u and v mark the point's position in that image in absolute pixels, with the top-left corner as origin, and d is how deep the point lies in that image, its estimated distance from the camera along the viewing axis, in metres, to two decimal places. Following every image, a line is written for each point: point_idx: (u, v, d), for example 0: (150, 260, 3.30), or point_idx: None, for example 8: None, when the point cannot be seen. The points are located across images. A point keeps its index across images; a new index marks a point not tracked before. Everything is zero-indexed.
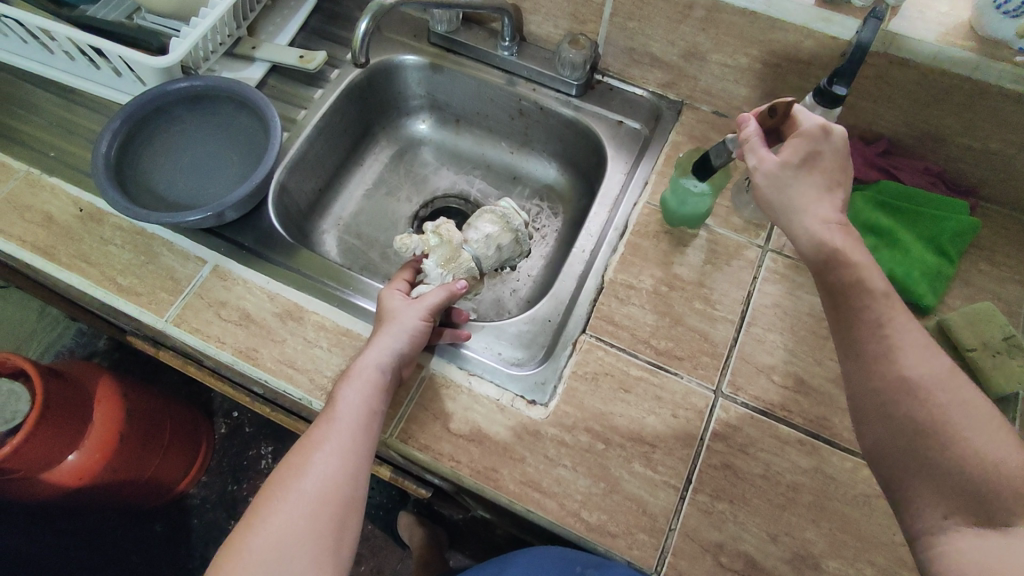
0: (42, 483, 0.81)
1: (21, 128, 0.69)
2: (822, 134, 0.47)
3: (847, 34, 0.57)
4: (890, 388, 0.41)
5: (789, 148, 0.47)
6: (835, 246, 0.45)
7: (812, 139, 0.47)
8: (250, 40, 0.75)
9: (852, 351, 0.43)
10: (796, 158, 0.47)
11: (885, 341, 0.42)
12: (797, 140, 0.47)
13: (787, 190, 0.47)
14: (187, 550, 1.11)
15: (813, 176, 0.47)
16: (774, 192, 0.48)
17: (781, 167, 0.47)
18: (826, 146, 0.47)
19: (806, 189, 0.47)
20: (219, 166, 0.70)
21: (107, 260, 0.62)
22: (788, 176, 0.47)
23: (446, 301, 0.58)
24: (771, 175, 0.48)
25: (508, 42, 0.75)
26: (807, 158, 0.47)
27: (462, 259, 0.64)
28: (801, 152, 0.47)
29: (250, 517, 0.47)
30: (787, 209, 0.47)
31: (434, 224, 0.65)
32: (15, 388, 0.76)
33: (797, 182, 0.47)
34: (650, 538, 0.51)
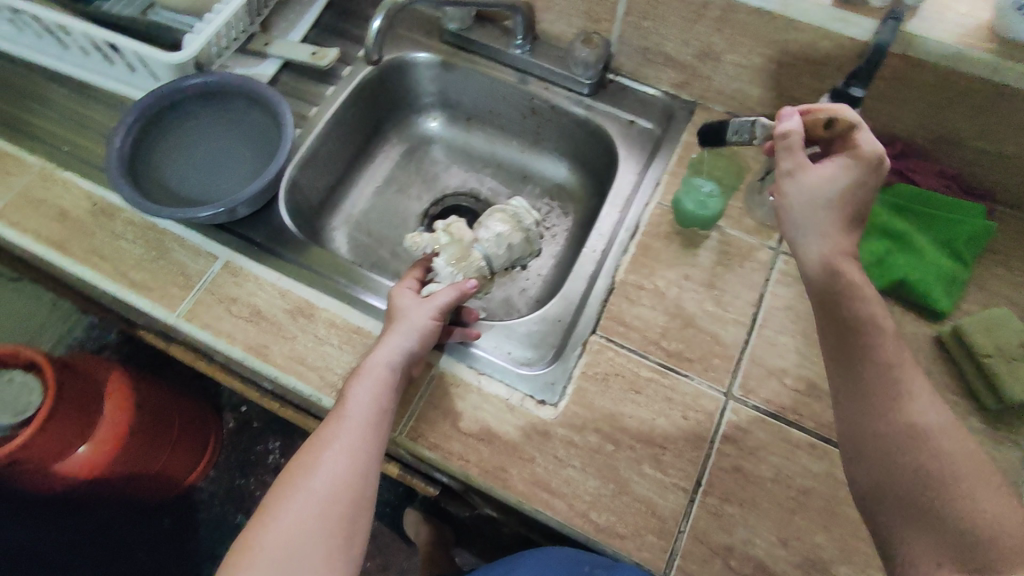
0: (53, 475, 0.81)
1: (36, 123, 0.70)
2: (873, 167, 0.47)
3: (865, 36, 0.56)
4: (900, 433, 0.40)
5: (842, 169, 0.47)
6: (850, 278, 0.46)
7: (862, 171, 0.47)
8: (263, 37, 0.75)
9: (856, 391, 0.43)
10: (842, 180, 0.47)
11: (893, 383, 0.42)
12: (852, 166, 0.47)
13: (818, 215, 0.47)
14: (195, 543, 1.13)
15: (845, 209, 0.47)
16: (802, 200, 0.47)
17: (826, 186, 0.47)
18: (868, 180, 0.47)
19: (835, 221, 0.47)
20: (231, 162, 0.70)
21: (120, 254, 0.62)
22: (825, 198, 0.47)
23: (454, 302, 0.58)
24: (811, 189, 0.47)
25: (520, 41, 0.74)
26: (851, 179, 0.47)
27: (472, 258, 0.65)
28: (851, 177, 0.47)
29: (261, 515, 0.47)
30: (805, 237, 0.48)
31: (446, 223, 0.66)
32: (28, 379, 0.77)
33: (828, 209, 0.47)
34: (659, 540, 0.51)
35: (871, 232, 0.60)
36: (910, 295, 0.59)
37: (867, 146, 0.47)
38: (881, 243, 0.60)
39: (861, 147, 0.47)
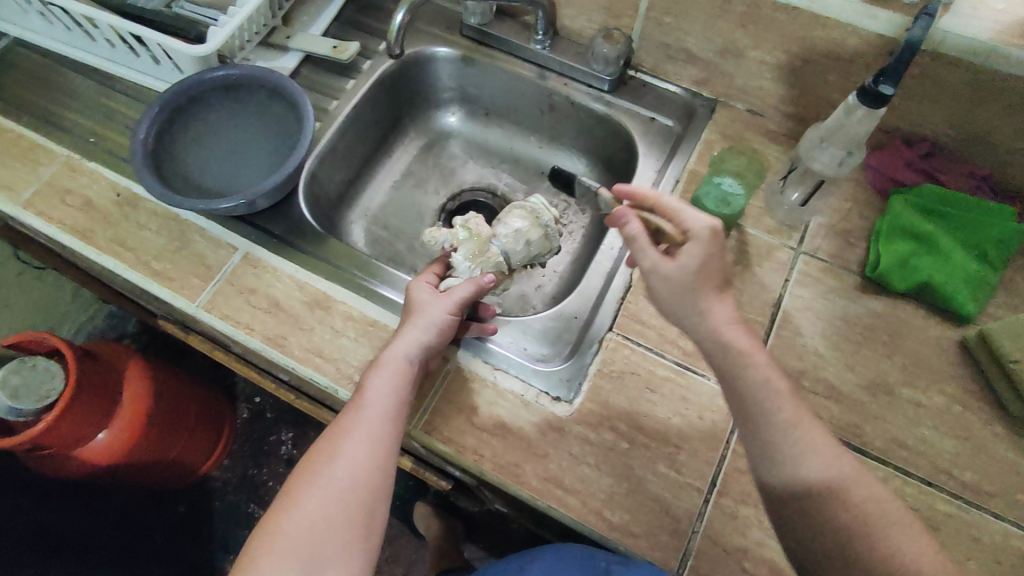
0: (73, 461, 0.83)
1: (63, 114, 0.71)
2: (714, 238, 0.46)
3: (896, 32, 0.55)
4: (815, 491, 0.42)
5: (687, 254, 0.47)
6: (737, 346, 0.46)
7: (707, 246, 0.46)
8: (285, 30, 0.75)
9: (763, 456, 0.44)
10: (689, 264, 0.46)
11: (798, 447, 0.43)
12: (694, 245, 0.46)
13: (688, 301, 0.47)
14: (210, 529, 1.15)
15: (710, 282, 0.46)
16: (671, 294, 0.47)
17: (680, 274, 0.47)
18: (718, 248, 0.47)
19: (705, 296, 0.46)
20: (252, 155, 0.71)
21: (143, 245, 0.63)
22: (688, 285, 0.46)
23: (473, 295, 0.58)
24: (671, 279, 0.47)
25: (541, 36, 0.74)
26: (702, 259, 0.46)
27: (491, 253, 0.65)
28: (696, 259, 0.46)
29: (281, 501, 0.47)
30: (688, 316, 0.47)
31: (463, 219, 0.65)
32: (50, 366, 0.76)
33: (699, 290, 0.46)
34: (672, 540, 0.51)
35: (894, 233, 0.60)
36: (934, 298, 0.58)
37: (699, 221, 0.47)
38: (905, 244, 0.59)
39: (694, 223, 0.47)
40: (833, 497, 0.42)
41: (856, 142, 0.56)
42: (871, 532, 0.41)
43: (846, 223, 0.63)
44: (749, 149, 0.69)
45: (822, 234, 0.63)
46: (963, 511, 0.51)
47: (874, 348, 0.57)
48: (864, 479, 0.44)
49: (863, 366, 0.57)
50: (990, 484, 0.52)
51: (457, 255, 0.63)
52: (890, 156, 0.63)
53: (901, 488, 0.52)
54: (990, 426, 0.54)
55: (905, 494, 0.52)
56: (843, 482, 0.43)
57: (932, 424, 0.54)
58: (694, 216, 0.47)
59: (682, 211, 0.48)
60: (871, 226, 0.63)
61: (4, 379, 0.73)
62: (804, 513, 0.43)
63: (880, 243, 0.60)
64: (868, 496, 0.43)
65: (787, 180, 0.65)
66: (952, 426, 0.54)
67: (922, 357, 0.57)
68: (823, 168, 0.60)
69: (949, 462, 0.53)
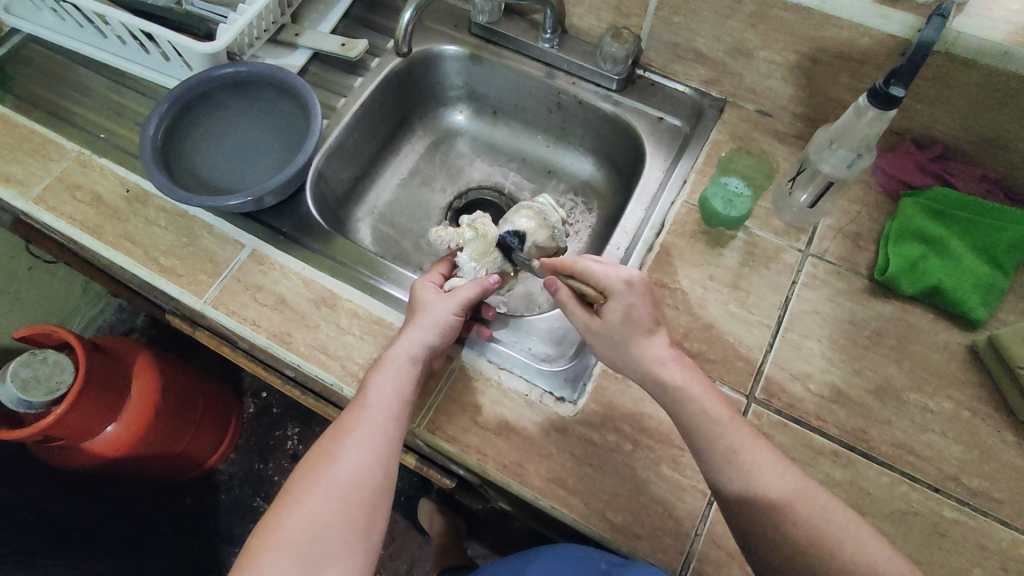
0: (82, 453, 0.83)
1: (74, 110, 0.72)
2: (631, 291, 0.50)
3: (908, 32, 0.54)
4: (769, 505, 0.44)
5: (611, 311, 0.50)
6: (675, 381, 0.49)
7: (627, 299, 0.50)
8: (294, 27, 0.76)
9: (710, 475, 0.46)
10: (614, 319, 0.50)
11: (742, 466, 0.45)
12: (612, 302, 0.50)
13: (621, 350, 0.51)
14: (215, 522, 1.17)
15: (638, 329, 0.50)
16: (611, 349, 0.51)
17: (609, 329, 0.51)
18: (639, 296, 0.50)
19: (637, 343, 0.50)
20: (260, 151, 0.71)
21: (151, 241, 0.64)
22: (618, 339, 0.50)
23: (476, 297, 0.58)
24: (603, 335, 0.51)
25: (549, 35, 0.74)
26: (626, 313, 0.50)
27: (495, 253, 0.65)
28: (619, 314, 0.50)
29: (283, 499, 0.48)
30: (626, 361, 0.51)
31: (471, 218, 0.64)
32: (60, 359, 0.77)
33: (631, 339, 0.50)
34: (675, 542, 0.50)
35: (904, 236, 0.60)
36: (944, 301, 0.57)
37: (611, 278, 0.50)
38: (915, 247, 0.59)
39: (606, 280, 0.50)
40: (790, 509, 0.43)
41: (866, 142, 0.55)
42: (825, 543, 0.42)
43: (855, 226, 0.63)
44: (757, 149, 0.68)
45: (830, 236, 0.63)
46: (970, 518, 0.51)
47: (882, 353, 0.57)
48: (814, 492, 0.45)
49: (870, 370, 0.56)
50: (998, 491, 0.51)
51: (461, 254, 0.63)
52: (901, 158, 0.63)
53: (907, 493, 0.51)
54: (999, 432, 0.53)
55: (911, 499, 0.51)
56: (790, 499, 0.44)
57: (939, 430, 0.54)
58: (606, 274, 0.50)
59: (594, 272, 0.51)
60: (881, 229, 0.62)
61: (15, 371, 0.74)
62: (755, 525, 0.44)
63: (890, 245, 0.60)
64: (823, 508, 0.44)
65: (795, 181, 0.64)
66: (960, 432, 0.54)
67: (931, 362, 0.56)
68: (831, 170, 0.60)
69: (957, 468, 0.52)
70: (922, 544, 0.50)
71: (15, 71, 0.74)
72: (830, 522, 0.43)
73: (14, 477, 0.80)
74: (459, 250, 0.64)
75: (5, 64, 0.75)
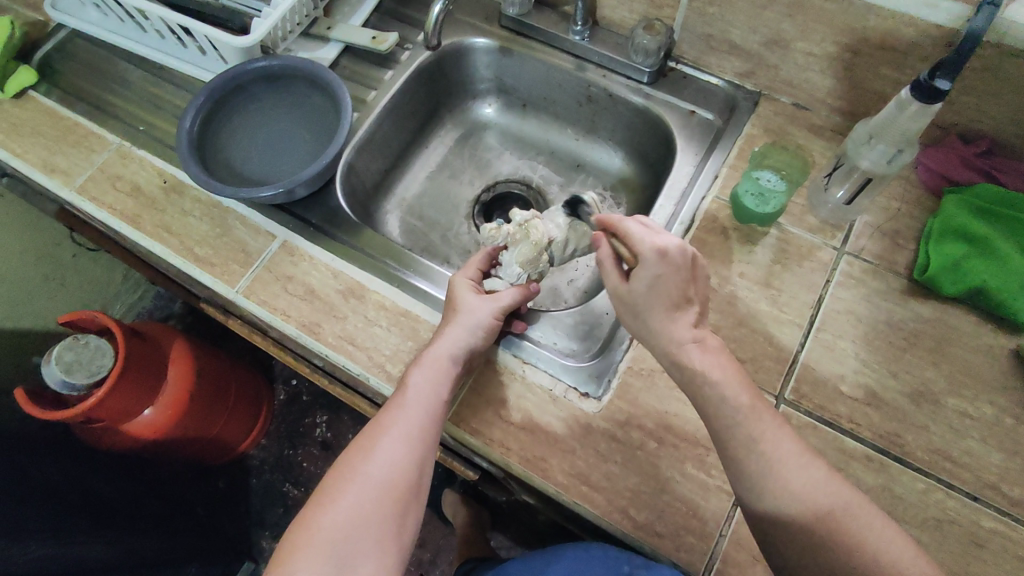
0: (123, 435, 0.87)
1: (116, 103, 0.74)
2: (662, 262, 0.46)
3: (955, 23, 0.52)
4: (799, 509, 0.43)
5: (638, 279, 0.48)
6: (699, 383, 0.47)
7: (655, 270, 0.47)
8: (326, 20, 0.77)
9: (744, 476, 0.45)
10: (640, 288, 0.48)
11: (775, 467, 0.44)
12: (640, 270, 0.47)
13: (643, 320, 0.49)
14: (246, 505, 1.21)
15: (663, 302, 0.48)
16: (633, 317, 0.50)
17: (634, 298, 0.49)
18: (670, 269, 0.47)
19: (660, 315, 0.48)
20: (291, 145, 0.72)
21: (187, 231, 0.65)
22: (642, 307, 0.49)
23: (519, 301, 0.59)
24: (627, 302, 0.50)
25: (580, 27, 0.73)
26: (652, 283, 0.47)
27: (541, 259, 0.63)
28: (644, 280, 0.48)
29: (319, 496, 0.49)
30: (645, 330, 0.49)
31: (524, 216, 0.63)
32: (101, 344, 0.79)
33: (653, 310, 0.48)
34: (698, 542, 0.50)
35: (945, 234, 0.57)
36: (988, 303, 0.55)
37: (644, 246, 0.47)
38: (956, 247, 0.56)
39: (639, 247, 0.48)
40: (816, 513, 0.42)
41: (907, 136, 0.53)
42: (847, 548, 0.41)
43: (894, 224, 0.61)
44: (792, 144, 0.66)
45: (868, 234, 0.61)
46: (1008, 528, 0.49)
47: (919, 355, 0.55)
48: (841, 493, 0.44)
49: (906, 373, 0.54)
50: None
51: (508, 255, 0.62)
52: (946, 154, 0.60)
53: (943, 501, 0.50)
54: None
55: (948, 508, 0.50)
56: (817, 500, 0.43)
57: (978, 436, 0.52)
58: (641, 241, 0.48)
59: (631, 236, 0.48)
60: (920, 227, 0.60)
61: (60, 355, 0.77)
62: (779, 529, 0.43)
63: (930, 244, 0.57)
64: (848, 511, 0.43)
65: (830, 178, 0.61)
66: (1002, 439, 0.52)
67: (972, 367, 0.54)
68: (870, 166, 0.57)
69: (997, 476, 0.50)
70: (958, 552, 0.48)
71: (61, 65, 0.77)
72: (846, 529, 0.42)
73: (59, 455, 0.84)
74: (505, 248, 0.64)
75: (52, 59, 0.77)
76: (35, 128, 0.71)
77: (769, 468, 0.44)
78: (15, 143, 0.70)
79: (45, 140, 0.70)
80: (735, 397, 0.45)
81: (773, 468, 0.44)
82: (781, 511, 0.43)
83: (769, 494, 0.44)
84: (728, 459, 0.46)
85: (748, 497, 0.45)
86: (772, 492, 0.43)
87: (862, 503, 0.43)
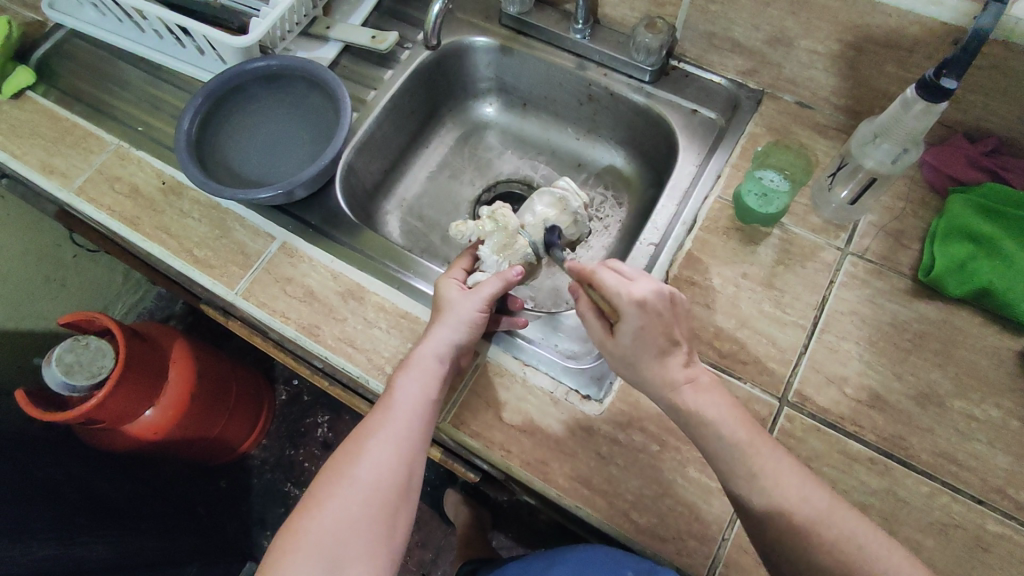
0: (125, 436, 0.87)
1: (114, 104, 0.73)
2: (642, 312, 0.46)
3: (961, 19, 0.52)
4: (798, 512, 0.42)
5: (623, 332, 0.48)
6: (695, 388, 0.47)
7: (637, 321, 0.46)
8: (326, 20, 0.76)
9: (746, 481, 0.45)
10: (628, 340, 0.48)
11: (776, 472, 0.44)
12: (623, 323, 0.47)
13: (637, 371, 0.49)
14: (248, 505, 1.21)
15: (651, 353, 0.48)
16: (630, 371, 0.49)
17: (623, 350, 0.49)
18: (652, 316, 0.47)
19: (651, 365, 0.48)
20: (289, 145, 0.72)
21: (185, 232, 0.65)
22: (633, 360, 0.48)
23: (500, 292, 0.56)
24: (616, 355, 0.49)
25: (581, 25, 0.72)
26: (642, 333, 0.47)
27: (518, 244, 0.63)
28: (629, 334, 0.47)
29: (308, 500, 0.48)
30: (640, 380, 0.49)
31: (490, 209, 0.63)
32: (101, 345, 0.79)
33: (645, 362, 0.48)
34: (701, 546, 0.49)
35: (952, 234, 0.56)
36: (994, 304, 0.54)
37: (622, 298, 0.46)
38: (963, 248, 0.56)
39: (619, 302, 0.47)
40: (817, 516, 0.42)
41: (913, 136, 0.52)
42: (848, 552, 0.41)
43: (898, 223, 0.60)
44: (795, 143, 0.66)
45: (872, 234, 0.60)
46: (1014, 532, 0.48)
47: (924, 356, 0.55)
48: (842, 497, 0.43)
49: (911, 375, 0.54)
50: None
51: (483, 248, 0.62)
52: (952, 152, 0.59)
53: (949, 504, 0.49)
54: None
55: (953, 512, 0.49)
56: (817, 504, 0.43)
57: (984, 439, 0.51)
58: (617, 293, 0.47)
59: (607, 288, 0.48)
60: (926, 228, 0.60)
61: (60, 356, 0.77)
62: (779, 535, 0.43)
63: (935, 245, 0.57)
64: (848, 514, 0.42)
65: (835, 177, 0.60)
66: (1008, 442, 0.51)
67: (978, 369, 0.54)
68: (875, 166, 0.56)
69: (1003, 480, 0.50)
70: (963, 557, 0.48)
71: (59, 65, 0.76)
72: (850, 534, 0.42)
73: (58, 456, 0.84)
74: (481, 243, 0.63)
75: (50, 59, 0.77)
76: (33, 129, 0.71)
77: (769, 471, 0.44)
78: (13, 144, 0.69)
79: (44, 140, 0.70)
80: (730, 427, 0.46)
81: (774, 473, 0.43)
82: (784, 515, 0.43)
83: (771, 497, 0.43)
84: (730, 462, 0.45)
85: (751, 501, 0.44)
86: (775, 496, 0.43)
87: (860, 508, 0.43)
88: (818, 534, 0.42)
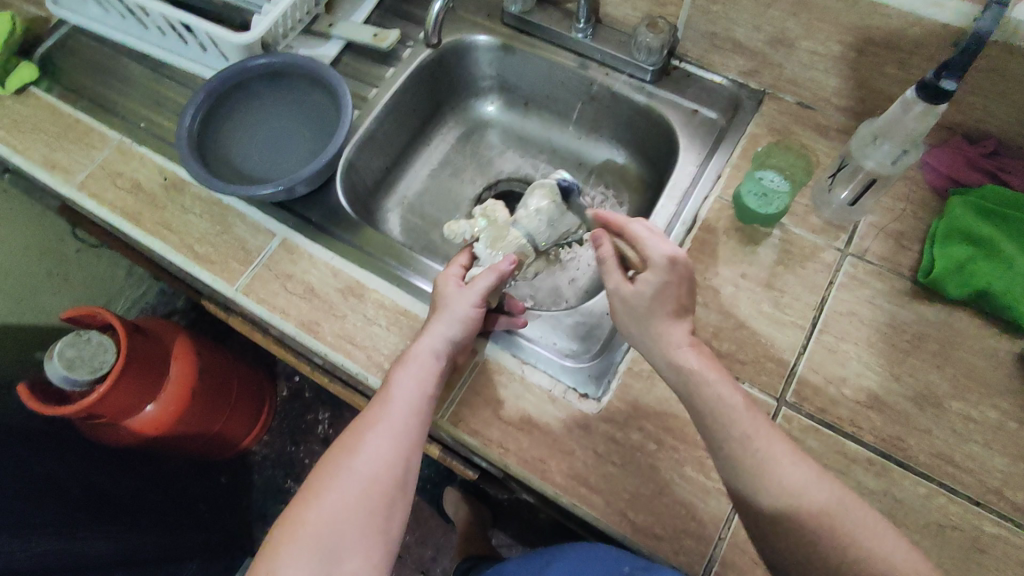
0: (125, 432, 0.87)
1: (118, 100, 0.74)
2: (671, 267, 0.49)
3: (963, 21, 0.52)
4: (793, 512, 0.42)
5: (644, 282, 0.50)
6: (693, 385, 0.47)
7: (662, 276, 0.49)
8: (328, 17, 0.77)
9: (741, 481, 0.45)
10: (647, 290, 0.49)
11: (772, 473, 0.43)
12: (648, 273, 0.49)
13: (644, 324, 0.50)
14: (248, 500, 1.22)
15: (665, 308, 0.49)
16: (632, 320, 0.51)
17: (637, 300, 0.50)
18: (677, 276, 0.49)
19: (659, 321, 0.49)
20: (291, 143, 0.72)
21: (187, 228, 0.65)
22: (646, 307, 0.50)
23: (497, 284, 0.56)
24: (629, 305, 0.51)
25: (582, 25, 0.72)
26: (660, 286, 0.49)
27: (510, 237, 0.64)
28: (654, 283, 0.49)
29: (305, 491, 0.48)
30: (647, 341, 0.50)
31: (482, 207, 0.67)
32: (104, 340, 0.79)
33: (655, 314, 0.49)
34: (697, 545, 0.49)
35: (951, 236, 0.56)
36: (993, 306, 0.54)
37: (655, 252, 0.49)
38: (962, 249, 0.56)
39: (652, 252, 0.50)
40: (809, 515, 0.42)
41: (913, 137, 0.53)
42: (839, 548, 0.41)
43: (898, 225, 0.60)
44: (797, 144, 0.66)
45: (872, 235, 0.60)
46: (1009, 533, 0.48)
47: (923, 358, 0.55)
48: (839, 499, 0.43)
49: (910, 376, 0.54)
50: None
51: (479, 244, 0.64)
52: (953, 154, 0.59)
53: (946, 506, 0.49)
54: None
55: (950, 513, 0.49)
56: (812, 505, 0.42)
57: (981, 440, 0.51)
58: (653, 247, 0.50)
59: (645, 238, 0.51)
60: (926, 229, 0.59)
61: (61, 351, 0.76)
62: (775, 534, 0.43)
63: (935, 246, 0.57)
64: (840, 514, 0.42)
65: (835, 178, 0.61)
66: (1006, 444, 0.51)
67: (976, 370, 0.54)
68: (875, 167, 0.56)
69: (1001, 481, 0.50)
70: (960, 558, 0.48)
71: (62, 61, 0.77)
72: (846, 533, 0.42)
73: (59, 449, 0.84)
74: (473, 241, 0.65)
75: (54, 55, 0.77)
76: (36, 125, 0.71)
77: (764, 471, 0.44)
78: (17, 139, 0.70)
79: (47, 136, 0.70)
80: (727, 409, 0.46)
81: (768, 473, 0.44)
82: (779, 511, 0.43)
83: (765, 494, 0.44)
84: (728, 461, 0.45)
85: (745, 498, 0.45)
86: (769, 495, 0.43)
87: (858, 510, 0.43)
88: (814, 535, 0.42)
